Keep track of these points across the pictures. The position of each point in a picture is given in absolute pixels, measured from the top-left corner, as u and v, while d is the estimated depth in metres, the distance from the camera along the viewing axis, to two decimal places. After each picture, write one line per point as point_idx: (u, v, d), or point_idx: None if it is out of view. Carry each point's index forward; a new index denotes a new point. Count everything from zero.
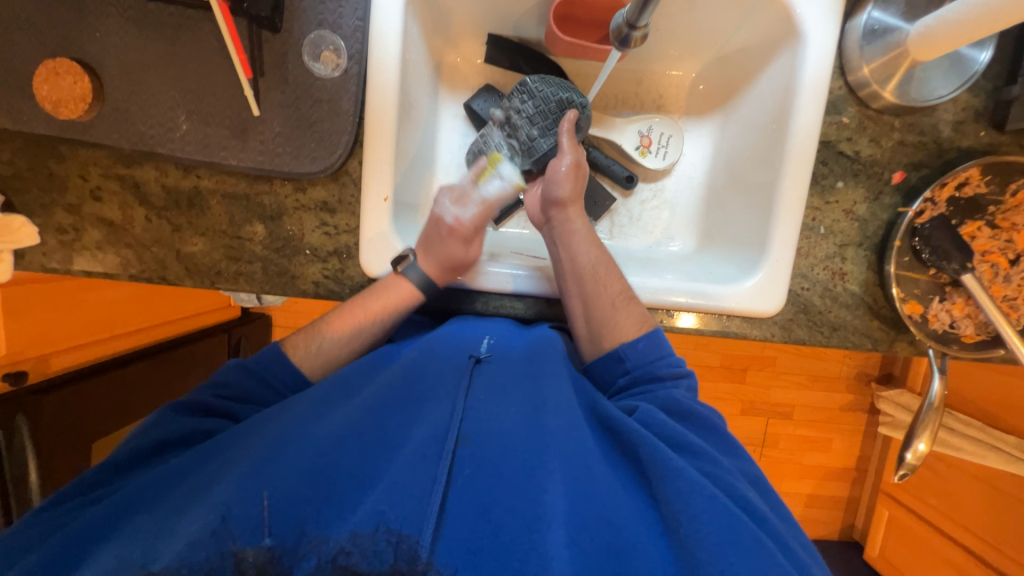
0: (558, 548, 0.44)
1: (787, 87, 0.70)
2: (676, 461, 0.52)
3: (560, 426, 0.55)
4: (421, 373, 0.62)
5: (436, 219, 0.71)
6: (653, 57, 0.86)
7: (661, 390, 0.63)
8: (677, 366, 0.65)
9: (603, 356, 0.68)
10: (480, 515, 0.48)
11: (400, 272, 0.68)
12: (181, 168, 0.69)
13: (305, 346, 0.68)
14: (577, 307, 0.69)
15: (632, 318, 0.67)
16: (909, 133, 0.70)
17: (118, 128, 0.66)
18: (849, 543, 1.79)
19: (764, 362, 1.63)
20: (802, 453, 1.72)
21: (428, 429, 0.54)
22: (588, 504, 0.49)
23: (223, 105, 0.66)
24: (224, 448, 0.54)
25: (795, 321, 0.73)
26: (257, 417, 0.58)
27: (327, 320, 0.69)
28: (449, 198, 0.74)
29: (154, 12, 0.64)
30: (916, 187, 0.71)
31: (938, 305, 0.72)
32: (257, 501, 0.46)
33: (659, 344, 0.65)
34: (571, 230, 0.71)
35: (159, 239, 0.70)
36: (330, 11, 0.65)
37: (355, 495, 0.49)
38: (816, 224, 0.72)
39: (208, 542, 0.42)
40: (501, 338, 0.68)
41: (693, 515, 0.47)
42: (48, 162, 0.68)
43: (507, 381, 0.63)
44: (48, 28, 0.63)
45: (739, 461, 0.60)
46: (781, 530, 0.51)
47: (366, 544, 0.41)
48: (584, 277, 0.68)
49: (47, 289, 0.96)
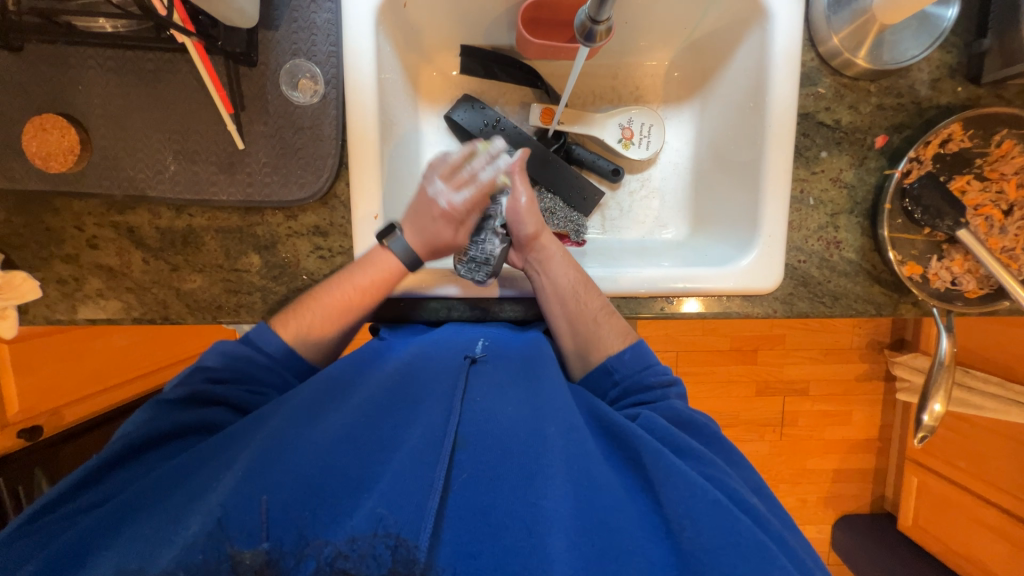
0: (560, 553, 0.46)
1: (758, 66, 0.71)
2: (679, 465, 0.53)
3: (558, 431, 0.55)
4: (415, 377, 0.62)
5: (428, 197, 0.68)
6: (625, 51, 0.87)
7: (658, 401, 0.64)
8: (665, 374, 0.67)
9: (593, 369, 0.68)
10: (480, 518, 0.49)
11: (385, 244, 0.66)
12: (174, 209, 0.70)
13: (298, 325, 0.64)
14: (563, 329, 0.70)
15: (615, 330, 0.68)
16: (887, 96, 0.70)
17: (107, 174, 0.67)
18: (881, 516, 1.76)
19: (775, 341, 1.62)
20: (823, 428, 1.70)
21: (425, 431, 0.54)
22: (591, 508, 0.51)
23: (208, 142, 0.67)
24: (222, 454, 0.53)
25: (796, 295, 0.73)
26: (257, 417, 0.57)
27: (316, 296, 0.65)
28: (440, 173, 0.69)
29: (133, 59, 0.65)
30: (900, 149, 0.71)
31: (937, 263, 0.71)
32: (256, 505, 0.46)
33: (644, 355, 0.67)
34: (545, 257, 0.72)
35: (158, 279, 0.71)
36: (303, 40, 0.67)
37: (353, 500, 0.49)
38: (805, 195, 0.72)
39: (205, 544, 0.43)
40: (497, 340, 0.69)
41: (697, 519, 0.49)
42: (44, 217, 0.69)
43: (505, 381, 0.63)
44: (32, 86, 0.65)
45: (738, 469, 0.61)
46: (784, 535, 0.52)
47: (366, 547, 0.44)
48: (565, 299, 0.69)
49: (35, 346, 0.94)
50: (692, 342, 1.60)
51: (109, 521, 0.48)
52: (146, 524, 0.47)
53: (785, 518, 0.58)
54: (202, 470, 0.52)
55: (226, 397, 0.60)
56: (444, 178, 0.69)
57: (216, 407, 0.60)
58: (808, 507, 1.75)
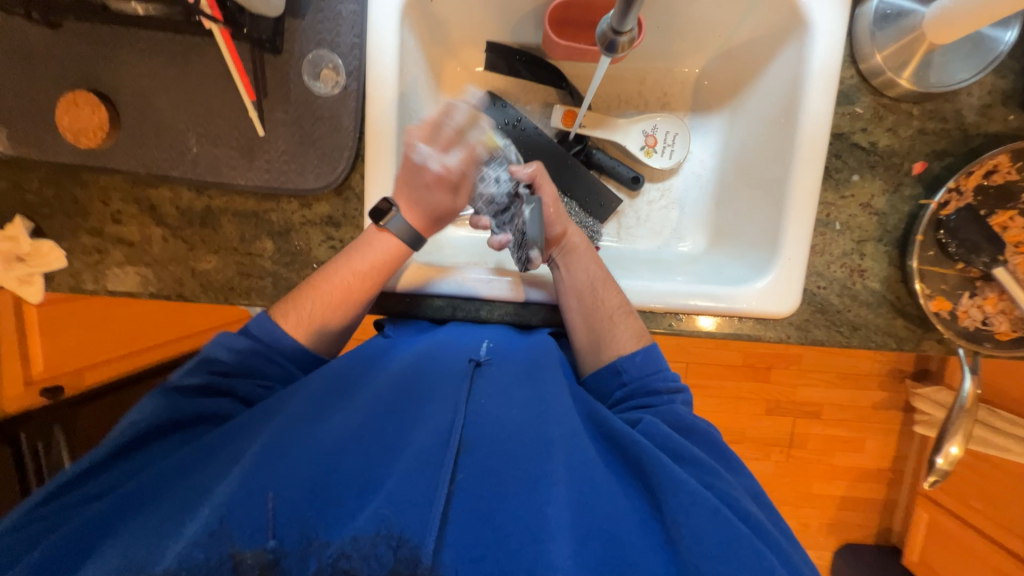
0: (563, 558, 0.46)
1: (794, 81, 0.68)
2: (677, 472, 0.53)
3: (562, 435, 0.56)
4: (421, 378, 0.62)
5: (416, 165, 0.65)
6: (656, 55, 0.84)
7: (661, 405, 0.63)
8: (674, 381, 0.66)
9: (602, 368, 0.67)
10: (484, 523, 0.49)
11: (382, 226, 0.66)
12: (194, 190, 0.72)
13: (297, 316, 0.64)
14: (578, 322, 0.70)
15: (631, 331, 0.68)
16: (930, 121, 0.66)
17: (134, 152, 0.69)
18: (886, 548, 1.70)
19: (790, 360, 1.58)
20: (833, 454, 1.65)
21: (429, 433, 0.54)
22: (591, 514, 0.50)
23: (230, 127, 0.68)
24: (226, 449, 0.53)
25: (812, 321, 0.71)
26: (264, 408, 0.57)
27: (313, 284, 0.65)
28: (421, 136, 0.65)
29: (163, 41, 0.67)
30: (939, 177, 0.67)
31: (968, 300, 0.68)
32: (262, 502, 0.46)
33: (656, 359, 0.66)
34: (569, 250, 0.72)
35: (175, 257, 0.73)
36: (328, 30, 0.67)
37: (358, 500, 0.49)
38: (831, 219, 0.69)
39: (207, 543, 0.43)
40: (500, 343, 0.70)
41: (696, 529, 0.49)
42: (73, 189, 0.72)
43: (510, 386, 0.62)
44: (68, 62, 0.67)
45: (739, 476, 0.59)
46: (783, 543, 0.51)
47: (367, 548, 0.44)
48: (583, 294, 0.70)
49: (61, 310, 0.99)
50: (704, 355, 1.57)
51: (118, 509, 0.48)
52: (155, 513, 0.48)
53: (784, 526, 0.57)
54: (202, 463, 0.52)
55: (233, 388, 0.61)
56: (427, 140, 0.65)
57: (226, 399, 0.60)
58: (810, 531, 1.71)
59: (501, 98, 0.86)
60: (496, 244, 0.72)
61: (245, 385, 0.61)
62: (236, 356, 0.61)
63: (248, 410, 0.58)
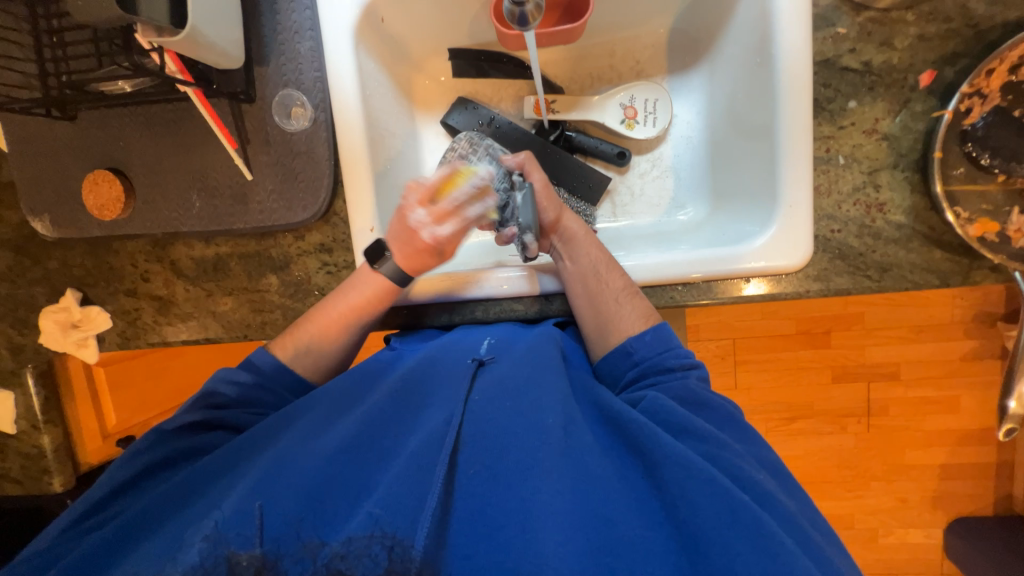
0: (552, 548, 0.45)
1: (763, 16, 0.63)
2: (676, 446, 0.51)
3: (558, 424, 0.54)
4: (422, 380, 0.62)
5: (410, 228, 0.63)
6: (621, 24, 0.81)
7: (673, 381, 0.59)
8: (688, 357, 0.62)
9: (611, 352, 0.64)
10: (476, 517, 0.49)
11: (376, 268, 0.66)
12: (203, 241, 0.78)
13: (294, 347, 0.68)
14: (584, 308, 0.67)
15: (638, 311, 0.64)
16: (929, 24, 0.59)
17: (149, 216, 0.76)
18: (1009, 518, 1.48)
19: (851, 321, 1.43)
20: (922, 417, 1.47)
21: (425, 436, 0.53)
22: (585, 499, 0.49)
23: (223, 178, 0.74)
24: (230, 469, 0.56)
25: (833, 270, 0.64)
26: (273, 423, 0.60)
27: (310, 319, 0.68)
28: (420, 198, 0.62)
29: (157, 113, 0.74)
30: (954, 84, 0.60)
31: (1018, 217, 0.58)
32: (251, 508, 0.49)
33: (666, 337, 0.62)
34: (569, 238, 0.70)
35: (197, 304, 0.80)
36: (292, 71, 0.71)
37: (351, 505, 0.50)
38: (833, 154, 0.63)
39: (203, 547, 0.46)
40: (504, 338, 0.68)
41: (693, 502, 0.47)
42: (107, 258, 0.80)
43: (514, 380, 0.59)
44: (88, 148, 0.76)
45: (754, 449, 0.56)
46: (800, 521, 0.49)
47: (361, 548, 0.45)
48: (586, 278, 0.67)
49: (123, 365, 1.12)
50: (750, 328, 1.46)
51: (119, 535, 0.52)
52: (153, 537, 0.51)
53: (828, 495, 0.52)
54: (208, 484, 0.55)
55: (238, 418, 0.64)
56: (425, 203, 0.62)
57: (222, 432, 0.63)
58: (910, 507, 1.52)
59: (474, 100, 0.87)
60: (502, 240, 0.73)
61: (241, 414, 0.64)
62: (238, 390, 0.65)
63: (258, 426, 0.60)
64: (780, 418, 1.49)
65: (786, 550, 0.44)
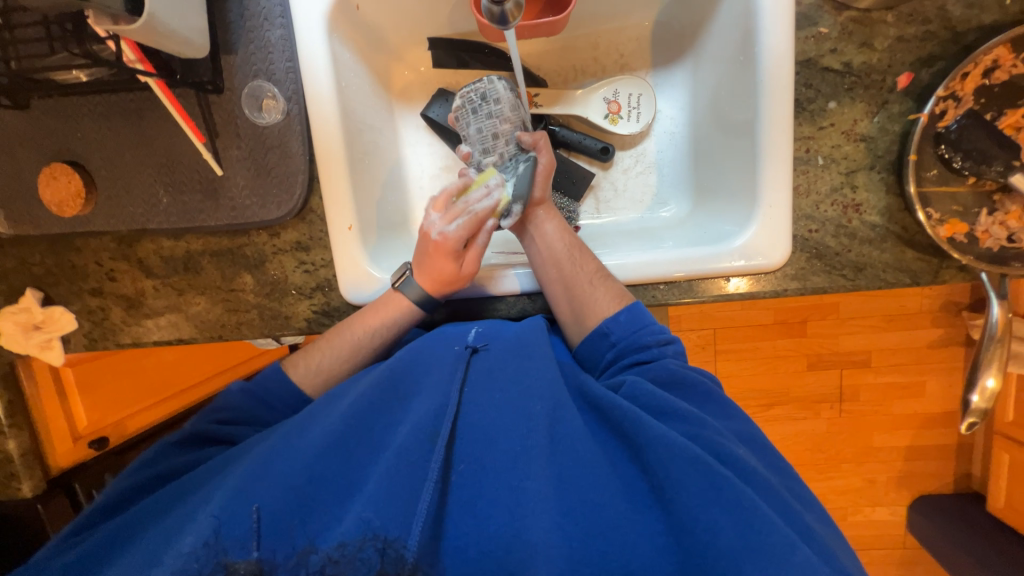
0: (542, 533, 0.46)
1: (747, 10, 0.62)
2: (657, 428, 0.51)
3: (545, 410, 0.54)
4: (407, 371, 0.60)
5: (425, 233, 0.67)
6: (605, 15, 0.80)
7: (653, 359, 0.60)
8: (663, 332, 0.62)
9: (589, 335, 0.65)
10: (469, 507, 0.49)
11: (398, 288, 0.67)
12: (173, 237, 0.75)
13: (306, 365, 0.68)
14: (558, 293, 0.67)
15: (611, 292, 0.65)
16: (909, 26, 0.59)
17: (113, 212, 0.73)
18: (967, 495, 1.56)
19: (826, 310, 1.47)
20: (890, 401, 1.53)
21: (412, 427, 0.52)
22: (573, 486, 0.50)
23: (190, 171, 0.71)
24: (213, 477, 0.55)
25: (810, 269, 0.65)
26: (261, 434, 0.59)
27: (326, 340, 0.69)
28: (435, 206, 0.69)
29: (117, 102, 0.69)
30: (931, 87, 0.61)
31: (987, 219, 0.60)
32: (248, 511, 0.48)
33: (641, 315, 0.62)
34: (543, 223, 0.70)
35: (169, 304, 0.77)
36: (262, 60, 0.68)
37: (342, 506, 0.49)
38: (812, 154, 0.63)
39: (201, 553, 0.45)
40: (491, 326, 0.67)
41: (678, 481, 0.48)
42: (69, 255, 0.76)
43: (502, 374, 0.59)
44: (42, 139, 0.71)
45: (732, 421, 0.58)
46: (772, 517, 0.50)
47: (355, 551, 0.44)
48: (560, 262, 0.67)
49: (93, 364, 1.04)
50: (730, 317, 1.49)
51: (112, 542, 0.53)
52: (142, 543, 0.51)
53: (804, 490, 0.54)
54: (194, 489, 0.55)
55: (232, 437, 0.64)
56: (438, 209, 0.68)
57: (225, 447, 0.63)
58: (877, 487, 1.59)
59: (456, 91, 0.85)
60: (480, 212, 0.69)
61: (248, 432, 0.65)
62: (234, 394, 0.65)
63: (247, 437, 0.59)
64: (757, 404, 1.53)
65: (763, 518, 0.45)
